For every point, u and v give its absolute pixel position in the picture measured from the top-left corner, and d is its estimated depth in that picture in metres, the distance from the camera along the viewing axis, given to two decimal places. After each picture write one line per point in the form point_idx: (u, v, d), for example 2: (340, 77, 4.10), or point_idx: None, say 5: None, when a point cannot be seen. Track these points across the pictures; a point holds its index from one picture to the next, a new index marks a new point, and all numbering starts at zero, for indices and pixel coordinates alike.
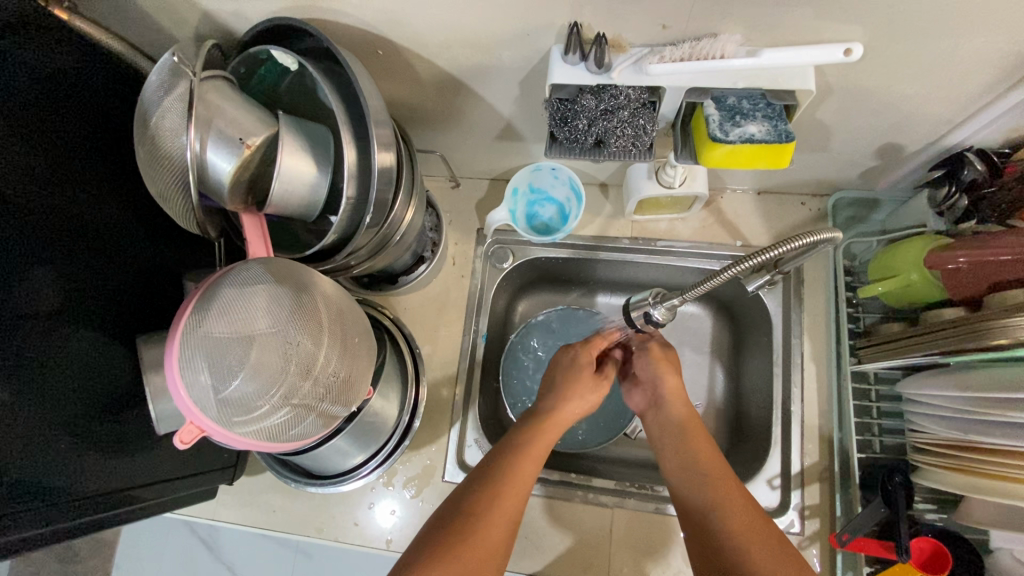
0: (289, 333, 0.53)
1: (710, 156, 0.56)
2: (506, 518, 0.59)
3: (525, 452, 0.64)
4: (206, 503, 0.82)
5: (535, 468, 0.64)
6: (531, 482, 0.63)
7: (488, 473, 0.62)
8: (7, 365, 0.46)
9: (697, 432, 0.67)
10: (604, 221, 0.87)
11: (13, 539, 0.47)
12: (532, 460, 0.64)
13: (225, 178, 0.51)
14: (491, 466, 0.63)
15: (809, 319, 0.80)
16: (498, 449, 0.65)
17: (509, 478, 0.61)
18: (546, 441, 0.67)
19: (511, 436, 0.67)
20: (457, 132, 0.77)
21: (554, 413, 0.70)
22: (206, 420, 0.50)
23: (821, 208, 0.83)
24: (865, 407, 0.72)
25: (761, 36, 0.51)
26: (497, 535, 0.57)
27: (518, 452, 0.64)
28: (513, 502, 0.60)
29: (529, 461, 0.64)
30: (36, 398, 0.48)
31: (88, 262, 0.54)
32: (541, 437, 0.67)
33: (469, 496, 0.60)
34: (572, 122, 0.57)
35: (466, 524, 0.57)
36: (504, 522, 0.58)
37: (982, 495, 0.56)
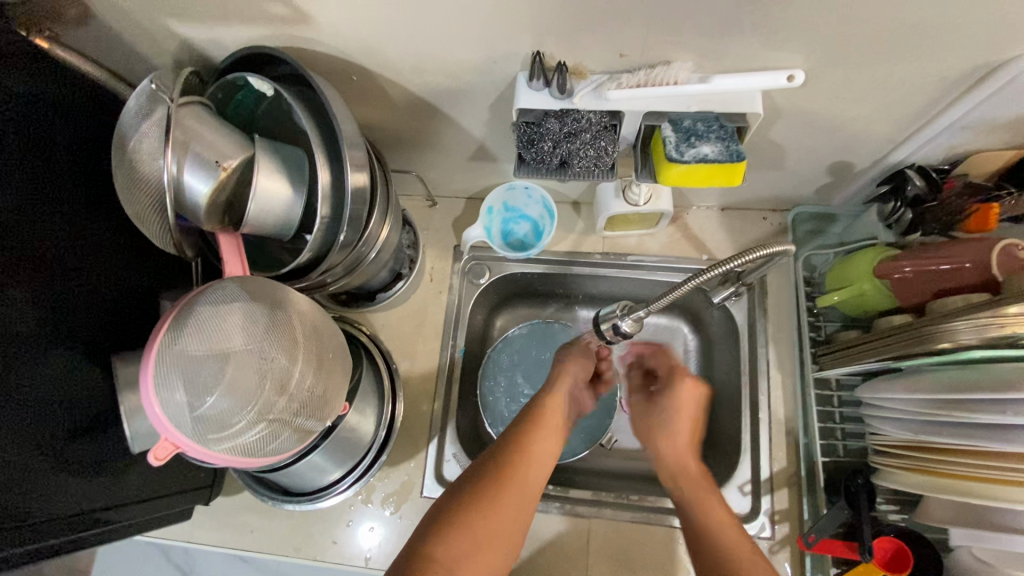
0: (264, 350, 0.54)
1: (668, 175, 0.59)
2: (525, 482, 0.63)
3: (541, 420, 0.70)
4: (181, 525, 0.82)
5: (545, 446, 0.67)
6: (548, 451, 0.67)
7: (505, 443, 0.67)
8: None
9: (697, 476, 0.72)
10: (577, 238, 0.90)
11: None
12: (548, 434, 0.69)
13: (201, 200, 0.52)
14: (503, 446, 0.66)
15: (774, 328, 0.83)
16: (511, 432, 0.68)
17: (525, 455, 0.65)
18: (557, 413, 0.72)
19: (519, 420, 0.70)
20: (432, 152, 0.79)
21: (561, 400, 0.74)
22: (180, 436, 0.50)
23: (781, 222, 0.87)
24: (828, 413, 0.75)
25: (712, 63, 0.55)
26: (517, 496, 0.62)
27: (534, 425, 0.69)
28: (531, 470, 0.64)
29: (544, 443, 0.67)
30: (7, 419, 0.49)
31: (62, 283, 0.54)
32: (550, 415, 0.71)
33: (487, 466, 0.64)
34: (538, 144, 0.59)
35: (493, 482, 0.62)
36: (524, 494, 0.62)
37: (953, 497, 0.57)
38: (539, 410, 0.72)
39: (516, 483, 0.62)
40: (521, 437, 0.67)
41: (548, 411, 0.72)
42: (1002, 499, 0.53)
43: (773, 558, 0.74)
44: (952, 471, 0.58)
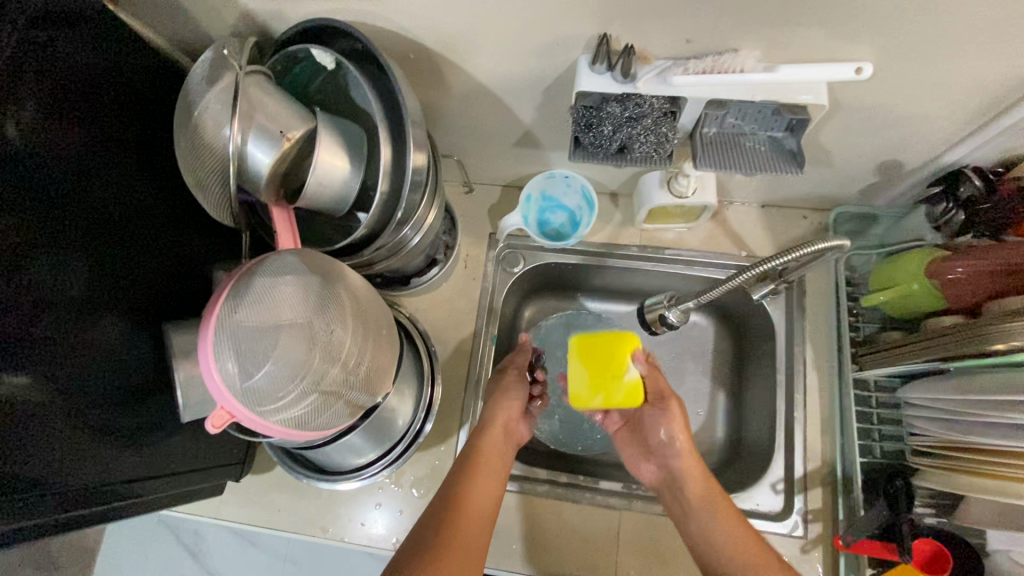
0: (320, 322, 0.54)
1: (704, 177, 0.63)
2: (463, 543, 0.63)
3: (474, 468, 0.70)
4: (210, 501, 0.82)
5: (484, 492, 0.69)
6: (485, 502, 0.68)
7: (441, 503, 0.67)
8: (32, 347, 0.46)
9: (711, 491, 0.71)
10: (614, 230, 0.89)
11: (24, 527, 0.46)
12: (482, 483, 0.69)
13: (263, 170, 0.52)
14: (445, 496, 0.68)
15: (811, 327, 0.82)
16: (450, 479, 0.69)
17: (459, 513, 0.65)
18: (490, 458, 0.72)
19: (456, 466, 0.71)
20: (476, 137, 0.79)
21: (495, 439, 0.75)
22: (237, 404, 0.50)
23: (822, 221, 0.86)
24: (866, 414, 0.74)
25: (778, 53, 0.54)
26: (458, 562, 0.61)
27: (468, 477, 0.69)
28: (469, 527, 0.65)
29: (479, 487, 0.68)
30: (59, 381, 0.48)
31: (116, 250, 0.54)
32: (483, 457, 0.72)
33: (425, 534, 0.63)
34: (597, 127, 0.60)
35: (434, 549, 0.61)
36: (466, 554, 0.62)
37: (999, 497, 0.56)
38: (473, 453, 0.72)
39: (455, 535, 0.63)
40: (455, 493, 0.67)
41: (481, 458, 0.72)
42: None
43: (804, 557, 0.73)
44: (991, 470, 0.58)
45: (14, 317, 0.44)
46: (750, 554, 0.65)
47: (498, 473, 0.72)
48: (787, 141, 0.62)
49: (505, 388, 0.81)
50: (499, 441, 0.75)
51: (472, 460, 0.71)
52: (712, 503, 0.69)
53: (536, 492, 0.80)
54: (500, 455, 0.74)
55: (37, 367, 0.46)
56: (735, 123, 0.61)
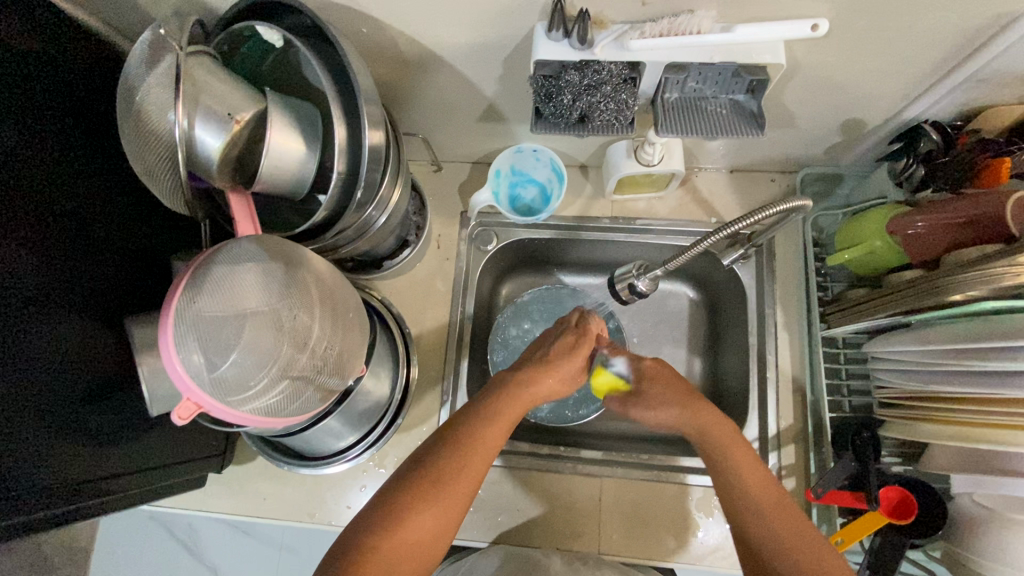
0: (282, 308, 0.53)
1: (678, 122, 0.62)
2: (471, 475, 0.57)
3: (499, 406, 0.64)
4: (193, 494, 0.81)
5: (501, 429, 0.62)
6: (500, 439, 0.62)
7: (455, 426, 0.61)
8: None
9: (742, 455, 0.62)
10: (585, 202, 0.89)
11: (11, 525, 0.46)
12: (505, 420, 0.63)
13: (214, 154, 0.51)
14: (455, 425, 0.61)
15: (782, 290, 0.83)
16: (471, 405, 0.64)
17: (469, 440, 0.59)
18: (520, 397, 0.65)
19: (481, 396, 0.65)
20: (441, 113, 0.77)
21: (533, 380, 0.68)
22: (203, 394, 0.48)
23: (789, 184, 0.87)
24: (835, 370, 0.76)
25: (734, 12, 0.53)
26: (458, 492, 0.56)
27: (492, 412, 0.62)
28: (480, 459, 0.59)
29: (497, 422, 0.62)
30: (16, 381, 0.47)
31: (72, 246, 0.53)
32: (507, 400, 0.65)
33: (430, 457, 0.58)
34: (556, 97, 0.58)
35: (435, 474, 0.56)
36: (467, 486, 0.57)
37: (962, 443, 0.57)
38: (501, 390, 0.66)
39: (461, 463, 0.57)
40: (471, 423, 0.61)
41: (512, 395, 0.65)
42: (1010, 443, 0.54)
43: None
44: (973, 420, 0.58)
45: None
46: (799, 544, 0.55)
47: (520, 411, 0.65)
48: (748, 103, 0.61)
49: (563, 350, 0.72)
50: (514, 408, 0.65)
51: (485, 412, 0.63)
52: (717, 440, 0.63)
53: (520, 466, 0.81)
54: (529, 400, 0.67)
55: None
56: (696, 87, 0.61)
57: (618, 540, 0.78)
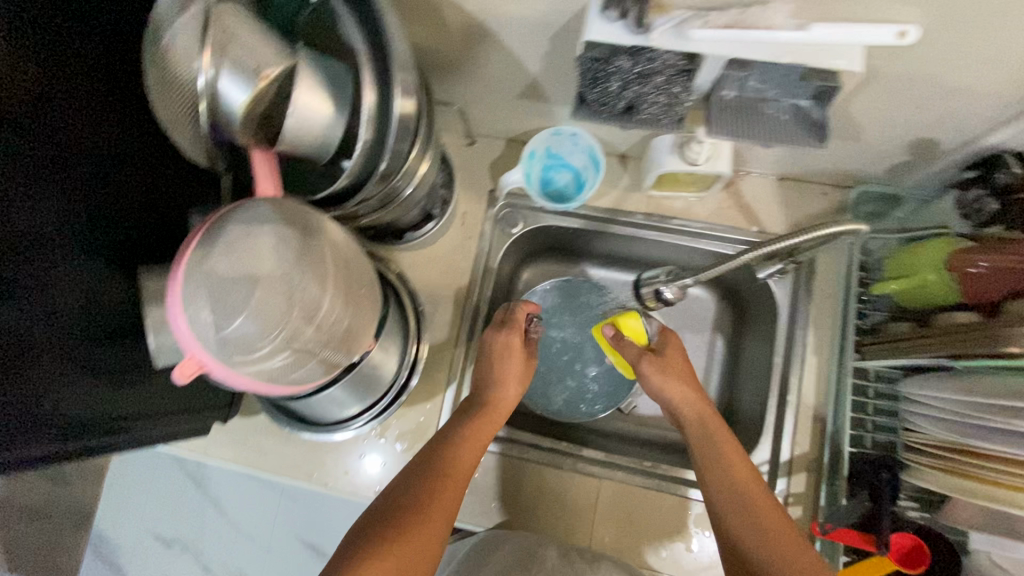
0: (293, 276, 0.52)
1: (733, 123, 0.57)
2: (449, 508, 0.60)
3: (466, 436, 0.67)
4: (198, 440, 0.83)
5: (470, 458, 0.65)
6: (473, 469, 0.65)
7: (430, 461, 0.63)
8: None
9: (740, 461, 0.66)
10: (620, 194, 0.85)
11: (18, 455, 0.48)
12: (473, 450, 0.66)
13: (237, 110, 0.48)
14: (431, 459, 0.63)
15: (817, 311, 0.79)
16: (442, 438, 0.67)
17: (446, 474, 0.62)
18: (485, 426, 0.69)
19: (450, 426, 0.68)
20: (479, 84, 0.73)
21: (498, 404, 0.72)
22: (207, 355, 0.47)
23: (842, 199, 0.81)
24: (862, 404, 0.72)
25: (814, 8, 0.48)
26: (438, 523, 0.58)
27: (461, 442, 0.66)
28: (455, 489, 0.61)
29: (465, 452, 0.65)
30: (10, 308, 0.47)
31: (88, 187, 0.53)
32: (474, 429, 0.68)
33: (408, 493, 0.60)
34: (603, 83, 0.55)
35: (415, 506, 0.58)
36: (445, 516, 0.59)
37: (972, 499, 0.56)
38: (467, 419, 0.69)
39: (441, 495, 0.60)
40: (444, 455, 0.64)
41: (480, 424, 0.69)
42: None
43: None
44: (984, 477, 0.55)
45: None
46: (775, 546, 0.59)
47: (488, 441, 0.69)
48: (813, 111, 0.56)
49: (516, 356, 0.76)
50: (484, 433, 0.69)
51: (454, 438, 0.66)
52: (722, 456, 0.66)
53: (520, 456, 0.80)
54: (494, 429, 0.70)
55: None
56: (757, 87, 0.56)
57: (610, 544, 0.77)
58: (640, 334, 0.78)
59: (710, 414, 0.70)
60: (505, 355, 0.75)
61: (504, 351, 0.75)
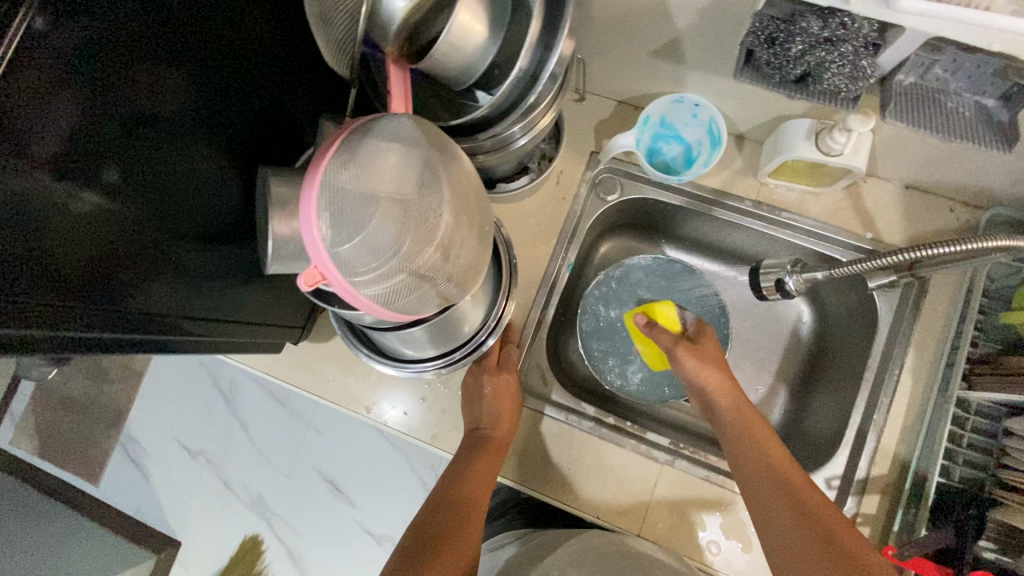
0: (421, 198, 0.49)
1: (906, 111, 0.52)
2: (469, 548, 0.66)
3: (478, 456, 0.71)
4: (262, 357, 0.83)
5: (484, 476, 0.70)
6: (489, 484, 0.71)
7: (448, 491, 0.70)
8: (114, 146, 0.42)
9: (758, 426, 0.66)
10: (730, 177, 0.80)
11: (131, 338, 0.47)
12: (488, 468, 0.71)
13: (396, 15, 0.46)
14: (451, 486, 0.70)
15: (921, 333, 0.74)
16: (455, 463, 0.72)
17: (462, 511, 0.68)
18: (500, 442, 0.73)
19: (465, 446, 0.73)
20: (612, 35, 0.69)
21: (505, 419, 0.73)
22: (332, 267, 0.47)
23: (970, 219, 0.76)
24: (954, 436, 0.67)
25: None
26: (456, 558, 0.64)
27: (474, 461, 0.71)
28: (473, 531, 0.68)
29: (478, 471, 0.70)
30: (144, 190, 0.45)
31: (224, 79, 0.50)
32: (482, 449, 0.72)
33: (432, 527, 0.67)
34: (784, 44, 0.50)
35: (438, 541, 0.65)
36: (465, 548, 0.65)
37: None
38: (480, 432, 0.73)
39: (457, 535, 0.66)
40: (459, 482, 0.70)
41: (492, 442, 0.72)
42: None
43: None
44: None
45: (92, 101, 0.39)
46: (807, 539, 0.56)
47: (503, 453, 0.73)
48: (997, 112, 0.52)
49: (492, 378, 0.76)
50: (495, 453, 0.72)
51: (462, 463, 0.71)
52: (757, 441, 0.65)
53: (583, 427, 0.79)
54: (508, 439, 0.74)
55: (119, 172, 0.42)
56: (941, 75, 0.52)
57: (662, 530, 0.75)
58: (676, 323, 0.81)
59: (739, 402, 0.69)
60: (484, 376, 0.76)
61: (486, 379, 0.75)
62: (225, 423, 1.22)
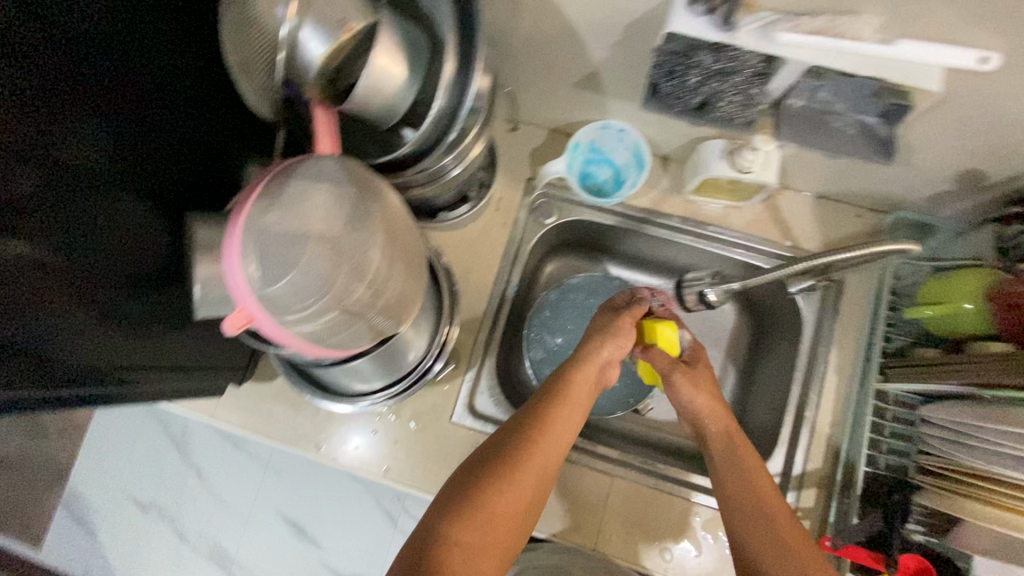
0: (348, 237, 0.50)
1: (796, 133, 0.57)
2: (537, 475, 0.59)
3: (558, 405, 0.63)
4: (206, 402, 0.81)
5: (564, 435, 0.62)
6: (567, 437, 0.62)
7: (516, 429, 0.61)
8: (30, 203, 0.41)
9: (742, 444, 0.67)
10: (658, 196, 0.85)
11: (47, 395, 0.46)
12: (566, 423, 0.62)
13: (314, 63, 0.47)
14: (510, 441, 0.60)
15: (841, 331, 0.80)
16: (528, 407, 0.63)
17: (541, 431, 0.61)
18: (580, 380, 0.66)
19: (536, 398, 0.64)
20: (535, 68, 0.72)
21: (588, 376, 0.67)
22: (258, 308, 0.46)
23: (876, 224, 0.82)
24: (879, 426, 0.72)
25: (902, 25, 0.48)
26: (530, 479, 0.58)
27: (551, 404, 0.63)
28: (547, 454, 0.60)
29: (557, 426, 0.62)
30: (63, 246, 0.44)
31: (147, 129, 0.50)
32: (570, 398, 0.64)
33: (503, 448, 0.59)
34: (680, 77, 0.55)
35: (508, 463, 0.58)
36: (539, 474, 0.59)
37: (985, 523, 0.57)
38: (565, 385, 0.65)
39: (533, 450, 0.59)
40: (531, 418, 0.62)
41: (570, 386, 0.65)
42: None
43: None
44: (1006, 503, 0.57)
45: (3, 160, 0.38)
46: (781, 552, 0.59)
47: (584, 411, 0.66)
48: (878, 128, 0.57)
49: (608, 316, 0.74)
50: (580, 394, 0.65)
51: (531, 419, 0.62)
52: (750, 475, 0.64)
53: None
54: (591, 392, 0.67)
55: (35, 228, 0.41)
56: (827, 99, 0.56)
57: (617, 542, 0.76)
58: (674, 346, 0.72)
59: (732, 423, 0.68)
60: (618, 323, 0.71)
61: (622, 328, 0.71)
62: (178, 471, 1.18)
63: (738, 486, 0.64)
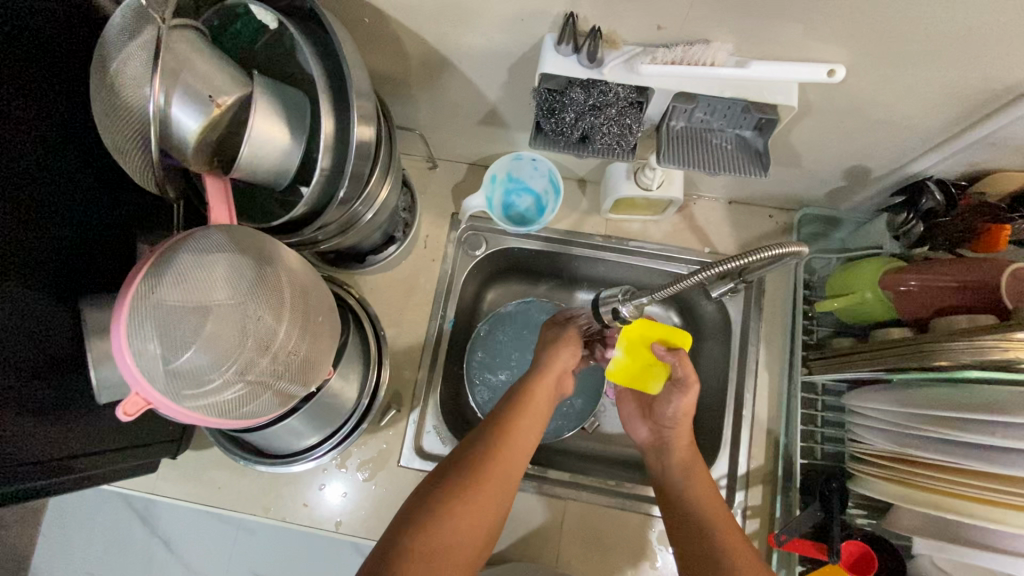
0: (248, 307, 0.50)
1: (681, 151, 0.60)
2: (505, 476, 0.61)
3: (521, 412, 0.67)
4: (145, 477, 0.79)
5: (527, 443, 0.65)
6: (530, 443, 0.65)
7: (481, 438, 0.63)
8: None
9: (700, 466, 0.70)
10: (579, 217, 0.87)
11: None
12: (528, 429, 0.66)
13: (190, 137, 0.48)
14: (474, 447, 0.63)
15: (767, 329, 0.83)
16: (491, 417, 0.66)
17: (504, 438, 0.63)
18: (539, 396, 0.70)
19: (500, 406, 0.68)
20: (438, 110, 0.74)
21: (548, 385, 0.71)
22: (153, 391, 0.46)
23: (786, 222, 0.86)
24: (811, 416, 0.75)
25: (752, 48, 0.51)
26: (497, 486, 0.59)
27: (512, 412, 0.66)
28: (510, 463, 0.62)
29: (520, 433, 0.65)
30: None
31: (42, 218, 0.50)
32: (531, 408, 0.68)
33: (466, 455, 0.61)
34: (559, 114, 0.56)
35: (474, 467, 0.60)
36: (503, 482, 0.60)
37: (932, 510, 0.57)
38: (526, 395, 0.69)
39: (498, 455, 0.61)
40: (495, 424, 0.65)
41: (530, 398, 0.69)
42: (978, 517, 0.53)
43: None
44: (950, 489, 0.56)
45: None
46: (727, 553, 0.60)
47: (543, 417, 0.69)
48: (754, 140, 0.60)
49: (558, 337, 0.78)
50: (537, 405, 0.69)
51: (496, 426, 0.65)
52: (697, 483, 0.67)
53: None
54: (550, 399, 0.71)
55: None
56: (703, 118, 0.59)
57: (576, 565, 0.77)
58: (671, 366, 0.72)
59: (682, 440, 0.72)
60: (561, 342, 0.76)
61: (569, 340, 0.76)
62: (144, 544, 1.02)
63: (694, 491, 0.66)
